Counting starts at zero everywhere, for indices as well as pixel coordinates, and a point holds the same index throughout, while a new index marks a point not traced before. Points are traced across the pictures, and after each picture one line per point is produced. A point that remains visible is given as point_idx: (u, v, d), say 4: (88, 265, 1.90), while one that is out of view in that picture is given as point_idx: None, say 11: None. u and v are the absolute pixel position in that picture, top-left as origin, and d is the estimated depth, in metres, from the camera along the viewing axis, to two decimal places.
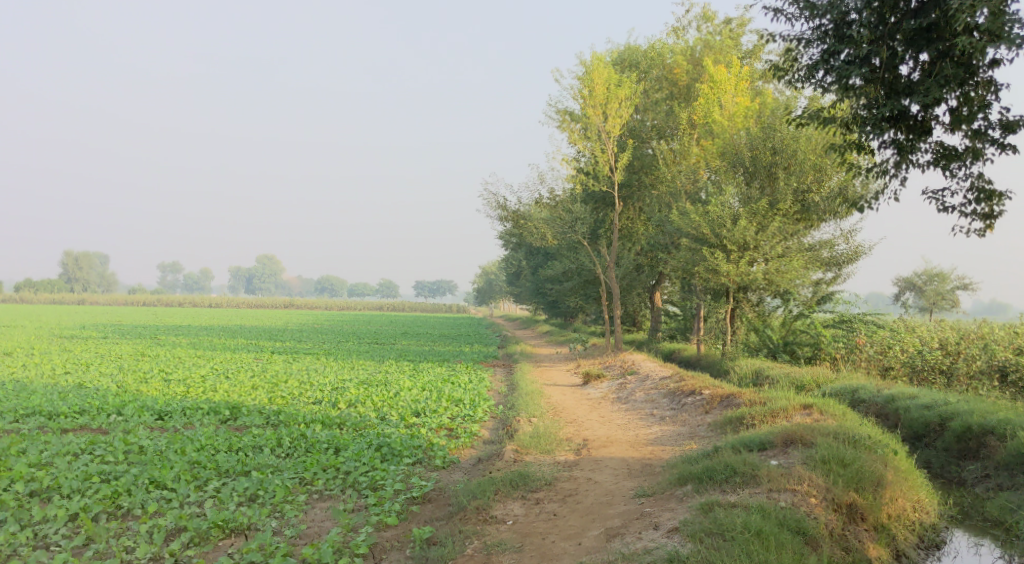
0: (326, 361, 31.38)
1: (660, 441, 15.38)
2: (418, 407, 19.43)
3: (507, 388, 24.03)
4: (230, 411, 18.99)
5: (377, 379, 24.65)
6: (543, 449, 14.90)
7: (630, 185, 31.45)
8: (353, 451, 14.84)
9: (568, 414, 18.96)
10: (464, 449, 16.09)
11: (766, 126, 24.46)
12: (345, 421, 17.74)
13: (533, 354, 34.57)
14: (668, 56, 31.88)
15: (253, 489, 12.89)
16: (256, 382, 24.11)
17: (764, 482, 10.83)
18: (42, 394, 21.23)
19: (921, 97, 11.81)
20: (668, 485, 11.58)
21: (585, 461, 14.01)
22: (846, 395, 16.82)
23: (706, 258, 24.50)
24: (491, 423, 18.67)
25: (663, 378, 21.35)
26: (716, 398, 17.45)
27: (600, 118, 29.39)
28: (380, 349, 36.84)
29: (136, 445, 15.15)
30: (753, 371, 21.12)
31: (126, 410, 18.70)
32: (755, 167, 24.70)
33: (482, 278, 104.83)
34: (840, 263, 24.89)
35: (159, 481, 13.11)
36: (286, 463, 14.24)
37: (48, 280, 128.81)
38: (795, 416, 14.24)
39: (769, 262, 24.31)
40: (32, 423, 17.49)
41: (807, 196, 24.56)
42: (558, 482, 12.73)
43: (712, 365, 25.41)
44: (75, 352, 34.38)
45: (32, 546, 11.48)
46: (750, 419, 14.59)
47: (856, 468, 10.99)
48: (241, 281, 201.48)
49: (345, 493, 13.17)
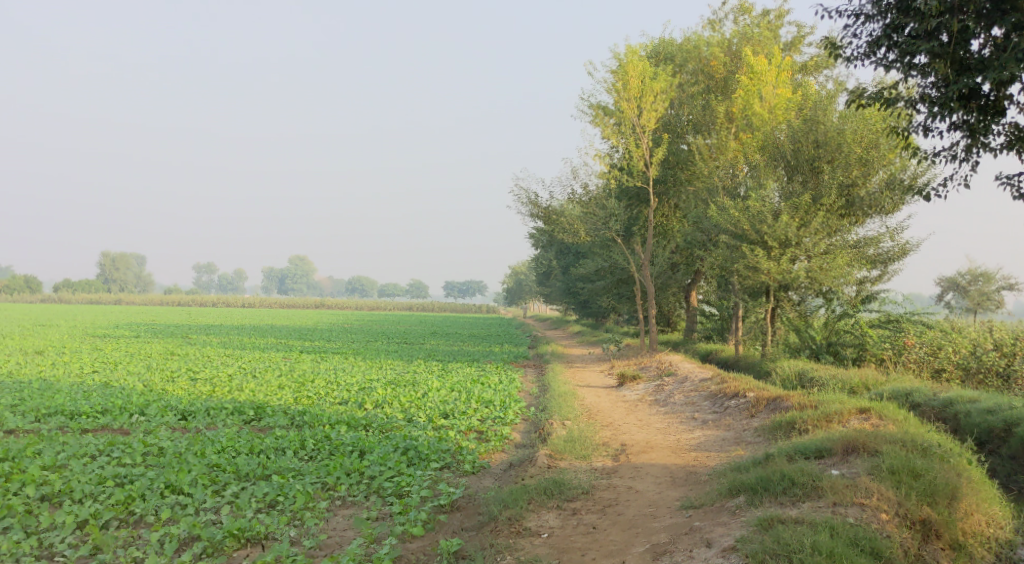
0: (355, 360, 30.82)
1: (704, 447, 14.44)
2: (446, 408, 18.65)
3: (539, 390, 23.19)
4: (255, 411, 18.34)
5: (405, 379, 23.93)
6: (578, 455, 14.05)
7: (664, 181, 30.61)
8: (378, 454, 14.07)
9: (604, 417, 18.09)
10: (495, 454, 15.27)
11: (809, 118, 23.34)
12: (371, 422, 17.00)
13: (564, 355, 33.76)
14: (705, 49, 29.79)
15: (273, 496, 12.16)
16: (283, 381, 23.44)
17: (827, 496, 9.91)
18: (66, 393, 20.67)
19: (996, 74, 10.87)
20: (719, 496, 10.68)
21: (624, 467, 13.15)
22: (900, 397, 15.73)
23: (746, 256, 23.49)
24: (523, 426, 17.84)
25: (703, 380, 20.42)
26: (762, 401, 16.50)
27: (634, 112, 28.68)
28: (410, 349, 36.10)
29: (156, 446, 14.49)
30: (796, 373, 20.09)
31: (148, 411, 18.07)
32: (797, 160, 23.65)
33: (511, 279, 103.85)
34: (886, 260, 23.69)
35: (176, 486, 12.39)
36: (309, 466, 13.46)
37: (85, 280, 130.04)
38: (851, 421, 13.28)
39: (812, 259, 23.21)
40: (52, 423, 16.94)
41: (852, 191, 23.20)
42: (596, 491, 11.86)
43: (751, 367, 24.40)
44: (105, 351, 33.89)
45: (36, 556, 10.83)
46: (802, 423, 13.62)
47: (929, 480, 10.01)
48: (274, 282, 202.80)
49: (369, 500, 12.39)
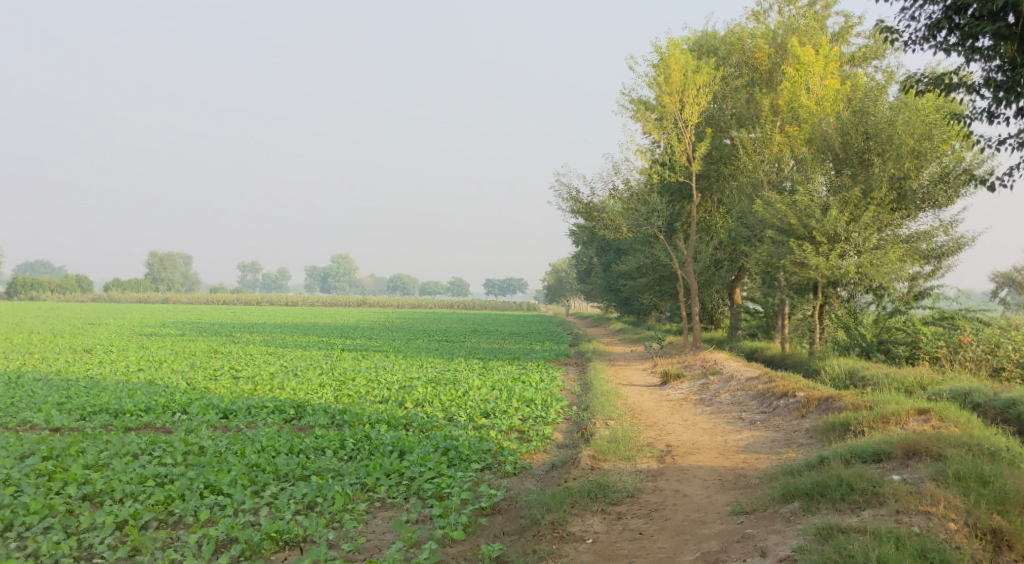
0: (396, 358, 30.73)
1: (754, 449, 13.97)
2: (487, 407, 18.33)
3: (581, 388, 22.82)
4: (295, 410, 18.23)
5: (446, 377, 23.69)
6: (623, 456, 13.66)
7: (708, 176, 30.25)
8: (419, 454, 13.80)
9: (648, 417, 17.67)
10: (536, 454, 14.94)
11: (858, 108, 22.70)
12: (411, 422, 16.78)
13: (605, 352, 33.25)
14: (749, 40, 28.96)
15: (312, 497, 11.94)
16: (324, 380, 23.37)
17: (890, 503, 9.42)
18: (112, 392, 20.73)
19: None
20: (772, 501, 10.24)
21: (671, 469, 12.73)
22: (960, 397, 15.11)
23: (794, 252, 22.90)
24: (565, 426, 17.46)
25: (750, 379, 19.89)
26: (812, 401, 15.99)
27: (676, 106, 28.22)
28: (450, 347, 35.94)
29: (196, 445, 14.38)
30: (847, 371, 19.52)
31: (190, 409, 18.03)
32: (847, 153, 23.04)
33: (553, 277, 103.41)
34: (940, 256, 22.92)
35: (215, 486, 12.21)
36: (348, 466, 13.22)
37: (134, 279, 132.20)
38: (909, 423, 12.73)
39: (861, 254, 22.50)
40: (96, 421, 16.95)
41: (903, 184, 22.51)
42: (642, 495, 11.47)
43: (798, 366, 23.81)
44: (151, 350, 34.13)
45: (75, 557, 10.71)
46: (857, 425, 13.09)
47: (999, 487, 9.46)
48: (316, 280, 204.59)
49: (409, 502, 12.13)
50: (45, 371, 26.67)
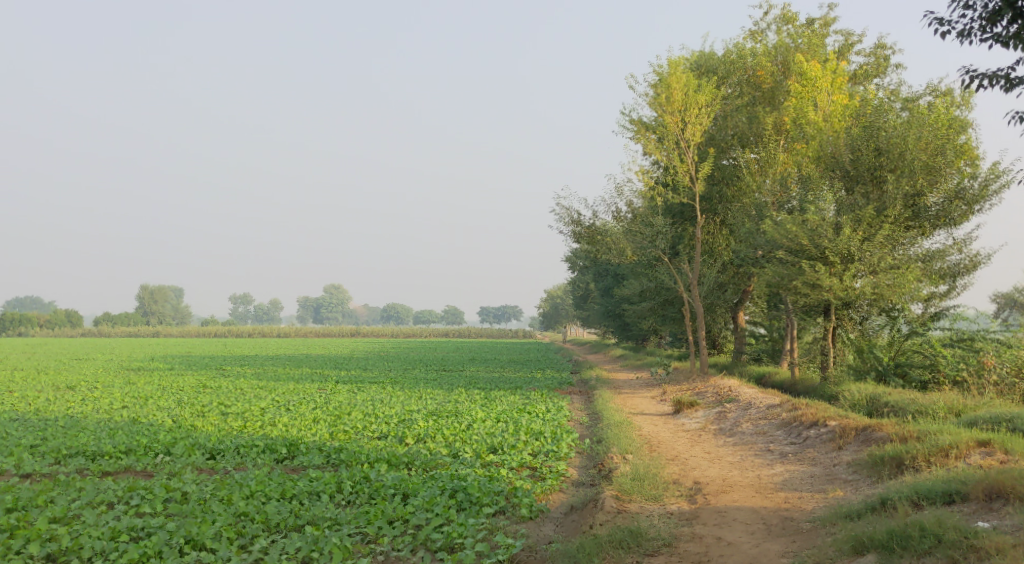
0: (393, 390, 29.31)
1: (792, 486, 12.72)
2: (494, 441, 17.02)
3: (590, 419, 21.56)
4: (288, 449, 16.90)
5: (446, 409, 22.39)
6: (650, 496, 12.40)
7: (710, 198, 29.22)
8: (424, 498, 12.43)
9: (667, 451, 16.36)
10: (552, 494, 13.64)
11: (869, 124, 21.63)
12: (414, 460, 15.49)
13: (609, 379, 32.00)
14: (750, 59, 27.97)
15: (307, 552, 10.71)
16: (317, 414, 21.95)
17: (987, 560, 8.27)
18: (90, 431, 19.30)
19: None
20: (841, 555, 9.08)
21: (706, 511, 11.50)
22: (1007, 424, 13.90)
23: (805, 273, 21.64)
24: (578, 461, 16.18)
25: (772, 406, 18.69)
26: (848, 430, 14.79)
27: (678, 126, 27.25)
28: (449, 377, 34.51)
29: (178, 491, 13.00)
30: (867, 398, 18.18)
31: (174, 450, 16.67)
32: (858, 170, 21.83)
33: (546, 303, 102.15)
34: (956, 274, 21.86)
35: (197, 541, 10.90)
36: (347, 513, 11.89)
37: (125, 313, 130.41)
38: (971, 456, 11.54)
39: (876, 274, 21.21)
40: (71, 466, 15.61)
41: (918, 200, 21.44)
42: (680, 543, 10.21)
43: (811, 392, 22.28)
44: (137, 386, 32.55)
45: None
46: (911, 459, 11.89)
47: None
48: (308, 311, 202.87)
49: (416, 555, 10.86)
50: (24, 411, 25.22)
